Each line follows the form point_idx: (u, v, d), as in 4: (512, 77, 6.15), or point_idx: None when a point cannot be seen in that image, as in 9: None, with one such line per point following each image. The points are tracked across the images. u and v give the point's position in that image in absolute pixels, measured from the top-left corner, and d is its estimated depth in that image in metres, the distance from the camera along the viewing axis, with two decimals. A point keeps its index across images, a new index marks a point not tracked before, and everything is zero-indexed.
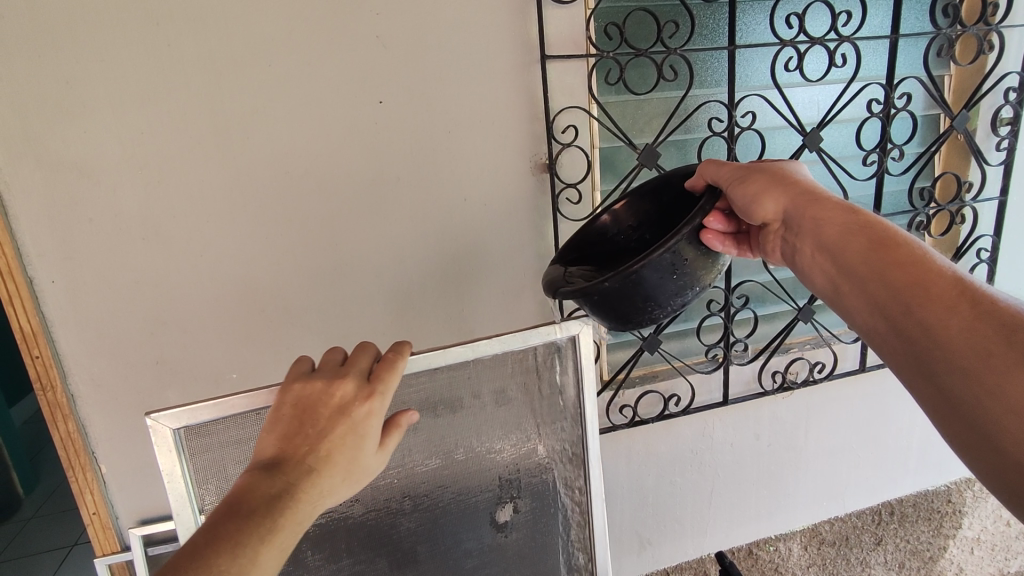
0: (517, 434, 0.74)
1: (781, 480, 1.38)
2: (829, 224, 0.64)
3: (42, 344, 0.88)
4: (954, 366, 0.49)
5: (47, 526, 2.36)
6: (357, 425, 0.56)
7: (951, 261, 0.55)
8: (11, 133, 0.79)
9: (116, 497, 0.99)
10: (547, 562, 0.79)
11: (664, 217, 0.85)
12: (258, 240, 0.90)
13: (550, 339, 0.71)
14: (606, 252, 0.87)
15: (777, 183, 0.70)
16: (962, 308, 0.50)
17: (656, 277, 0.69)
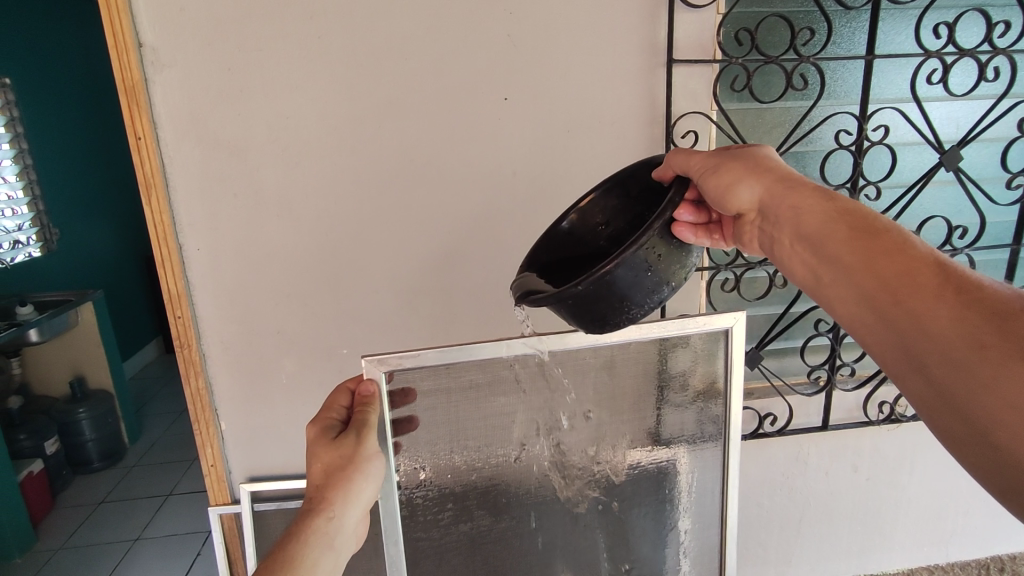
0: (664, 413, 0.84)
1: (878, 517, 1.31)
2: (808, 212, 0.59)
3: (184, 306, 0.96)
4: (946, 360, 0.45)
5: (146, 475, 2.58)
6: (313, 450, 0.68)
7: (929, 244, 0.52)
8: (179, 112, 0.88)
9: (232, 454, 1.07)
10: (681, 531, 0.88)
11: (635, 212, 0.78)
12: (381, 224, 0.95)
13: (707, 327, 0.80)
14: (569, 257, 0.79)
15: (751, 168, 0.64)
16: (946, 296, 0.47)
17: (631, 276, 0.62)
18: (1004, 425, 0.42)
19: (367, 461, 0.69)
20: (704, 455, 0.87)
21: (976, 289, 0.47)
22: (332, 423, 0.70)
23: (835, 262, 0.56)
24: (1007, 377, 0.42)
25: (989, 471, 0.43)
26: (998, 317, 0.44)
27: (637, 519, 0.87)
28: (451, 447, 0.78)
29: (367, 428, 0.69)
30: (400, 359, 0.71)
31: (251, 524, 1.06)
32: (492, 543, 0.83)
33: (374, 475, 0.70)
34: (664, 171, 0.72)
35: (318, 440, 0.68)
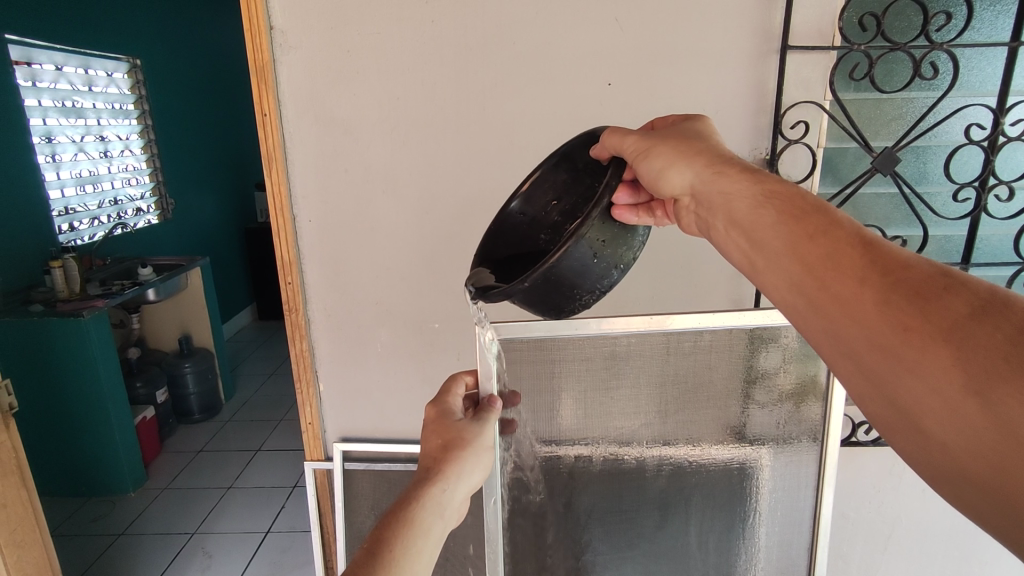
0: (758, 405, 0.82)
1: (977, 543, 1.22)
2: (736, 198, 0.56)
3: (295, 273, 1.03)
4: (875, 349, 0.46)
5: (239, 429, 2.79)
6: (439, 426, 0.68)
7: (852, 216, 0.51)
8: (301, 92, 0.94)
9: (327, 413, 1.15)
10: (768, 531, 0.86)
11: (586, 184, 0.76)
12: (478, 204, 0.98)
13: None
14: (521, 237, 0.77)
15: (681, 150, 0.60)
16: (872, 280, 0.47)
17: (578, 265, 0.59)
18: (931, 409, 0.43)
19: (481, 447, 0.67)
20: (799, 454, 0.84)
21: (901, 269, 0.47)
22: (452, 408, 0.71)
23: (767, 249, 0.54)
24: (930, 362, 0.43)
25: (921, 452, 0.45)
26: (920, 297, 0.45)
27: (723, 512, 0.86)
28: (550, 423, 0.82)
29: (488, 419, 0.70)
30: (512, 332, 0.77)
31: (342, 481, 1.13)
32: (582, 524, 0.85)
33: (483, 462, 0.68)
34: (603, 149, 0.69)
35: (438, 419, 0.69)
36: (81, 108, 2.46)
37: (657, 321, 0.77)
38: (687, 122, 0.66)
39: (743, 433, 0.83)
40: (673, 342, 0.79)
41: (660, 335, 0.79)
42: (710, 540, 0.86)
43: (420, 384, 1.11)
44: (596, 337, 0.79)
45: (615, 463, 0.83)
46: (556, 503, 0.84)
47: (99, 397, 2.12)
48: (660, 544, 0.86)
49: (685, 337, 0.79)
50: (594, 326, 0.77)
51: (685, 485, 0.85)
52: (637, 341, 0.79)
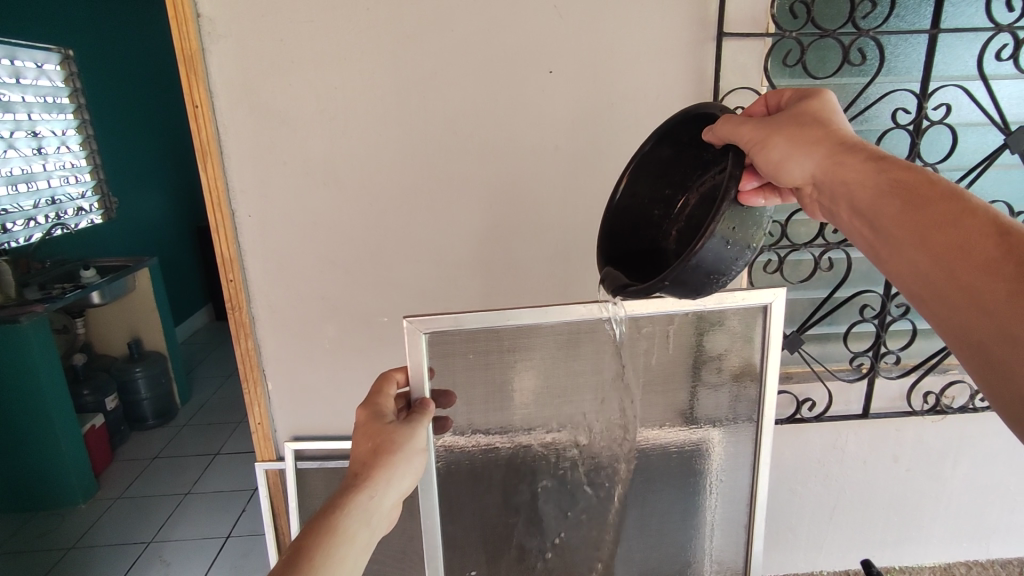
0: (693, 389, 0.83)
1: (916, 509, 1.28)
2: (862, 188, 0.57)
3: (236, 270, 1.00)
4: (1002, 336, 0.46)
5: (196, 433, 2.72)
6: (371, 430, 0.67)
7: (988, 204, 0.51)
8: (234, 82, 0.91)
9: (277, 413, 1.12)
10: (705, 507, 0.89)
11: (693, 155, 0.75)
12: (424, 195, 0.97)
13: (746, 304, 0.78)
14: (633, 219, 0.77)
15: (799, 141, 0.61)
16: (1004, 268, 0.47)
17: (713, 253, 0.60)
18: None
19: (411, 452, 0.67)
20: (736, 434, 0.86)
21: None
22: (385, 408, 0.70)
23: (892, 240, 0.55)
24: None
25: None
26: None
27: (663, 494, 0.89)
28: (490, 415, 0.80)
29: (418, 422, 0.69)
30: (445, 326, 0.72)
31: (295, 481, 1.11)
32: (529, 513, 0.86)
33: (415, 469, 0.68)
34: (710, 136, 0.67)
35: (369, 421, 0.68)
36: (9, 101, 2.31)
37: (593, 309, 0.75)
38: (806, 102, 0.65)
39: (682, 417, 0.85)
40: (609, 330, 0.78)
41: (594, 321, 0.77)
42: (653, 520, 0.89)
43: (372, 378, 1.10)
44: (532, 326, 0.76)
45: (559, 451, 0.84)
46: (502, 491, 0.85)
47: (41, 406, 2.03)
48: (605, 529, 0.88)
49: (619, 326, 0.78)
50: (528, 315, 0.74)
51: (625, 469, 0.87)
52: (574, 330, 0.77)
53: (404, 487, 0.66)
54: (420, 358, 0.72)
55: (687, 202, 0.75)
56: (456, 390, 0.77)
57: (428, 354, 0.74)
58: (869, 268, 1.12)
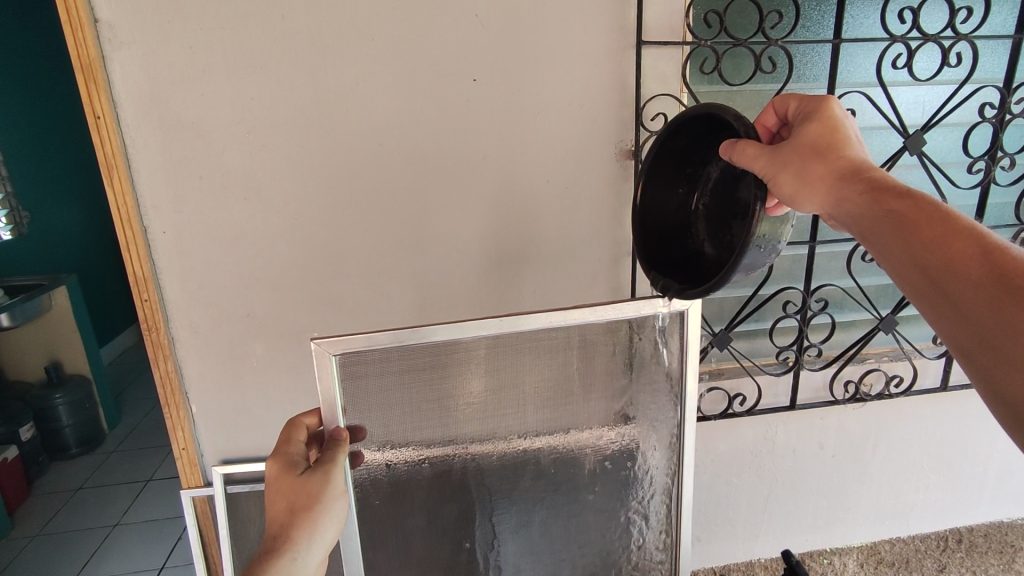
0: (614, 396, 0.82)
1: (843, 492, 1.35)
2: (866, 216, 0.61)
3: (151, 289, 0.95)
4: (984, 347, 0.50)
5: (125, 460, 2.56)
6: (284, 486, 0.65)
7: (978, 222, 0.54)
8: (140, 92, 0.86)
9: (203, 437, 1.07)
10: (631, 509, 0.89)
11: (704, 140, 0.76)
12: (350, 206, 0.95)
13: (662, 311, 0.76)
14: (660, 211, 0.80)
15: (805, 169, 0.64)
16: (983, 284, 0.51)
17: (751, 259, 0.65)
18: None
19: (333, 499, 0.66)
20: (657, 438, 0.86)
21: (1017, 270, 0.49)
22: (296, 458, 0.68)
23: (892, 260, 0.59)
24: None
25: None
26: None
27: (587, 500, 0.87)
28: (408, 435, 0.75)
29: (333, 464, 0.67)
30: (355, 348, 0.68)
31: (225, 507, 1.06)
32: (454, 528, 0.83)
33: (337, 513, 0.68)
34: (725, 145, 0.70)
35: (282, 475, 0.66)
36: None
37: (510, 322, 0.72)
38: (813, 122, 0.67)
39: (603, 422, 0.84)
40: (527, 341, 0.75)
41: (512, 333, 0.74)
42: (579, 527, 0.88)
43: (305, 396, 1.06)
44: (447, 342, 0.71)
45: (479, 465, 0.81)
46: (425, 509, 0.82)
47: None
48: (531, 537, 0.87)
49: (537, 337, 0.75)
50: (442, 331, 0.70)
51: (547, 479, 0.85)
52: (490, 344, 0.74)
53: (327, 540, 0.66)
54: (330, 383, 0.68)
55: (701, 202, 0.77)
56: (369, 414, 0.72)
57: (339, 377, 0.69)
58: (790, 266, 1.17)
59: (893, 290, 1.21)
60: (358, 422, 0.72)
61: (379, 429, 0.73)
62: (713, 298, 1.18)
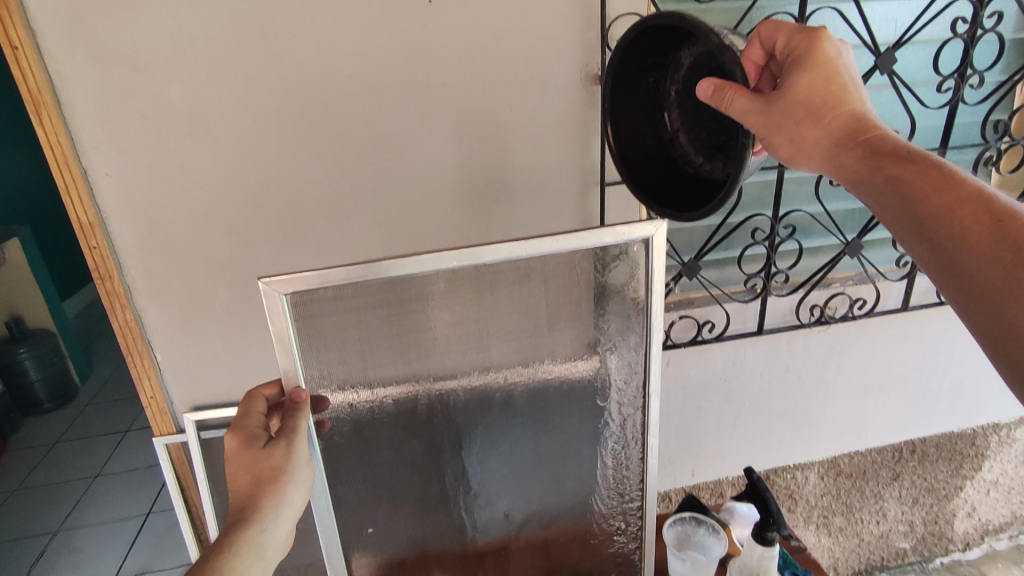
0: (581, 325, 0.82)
1: (807, 411, 1.41)
2: (862, 177, 0.63)
3: (99, 235, 0.90)
4: (993, 314, 0.53)
5: (101, 412, 2.55)
6: (248, 459, 0.69)
7: (990, 187, 0.56)
8: (61, 19, 0.78)
9: (171, 385, 1.05)
10: (601, 438, 0.90)
11: (666, 41, 0.70)
12: (306, 142, 0.90)
13: (626, 237, 0.75)
14: (637, 125, 0.78)
15: (804, 130, 0.62)
16: (1003, 253, 0.53)
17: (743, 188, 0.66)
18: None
19: (296, 468, 0.70)
20: (625, 366, 0.86)
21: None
22: (256, 431, 0.71)
23: (899, 224, 0.61)
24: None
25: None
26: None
27: (554, 431, 0.88)
28: (371, 374, 0.75)
29: (296, 434, 0.70)
30: (306, 286, 0.67)
31: (201, 453, 1.07)
32: (422, 466, 0.83)
33: (302, 485, 0.71)
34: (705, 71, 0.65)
35: (244, 448, 0.69)
36: None
37: (468, 254, 0.70)
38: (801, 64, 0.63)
39: (566, 353, 0.84)
40: (486, 273, 0.74)
41: (471, 266, 0.72)
42: (548, 458, 0.89)
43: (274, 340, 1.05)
44: (404, 277, 0.70)
45: (443, 400, 0.81)
46: (392, 446, 0.81)
47: None
48: (501, 470, 0.88)
49: (496, 268, 0.74)
50: (396, 266, 0.68)
51: (512, 411, 0.85)
52: (449, 277, 0.72)
53: (297, 505, 0.70)
54: (282, 322, 0.67)
55: (672, 119, 0.74)
56: (327, 353, 0.71)
57: (293, 316, 0.68)
58: (760, 192, 1.17)
59: (860, 215, 1.22)
60: (317, 360, 0.71)
61: (341, 369, 0.73)
62: (683, 228, 1.17)
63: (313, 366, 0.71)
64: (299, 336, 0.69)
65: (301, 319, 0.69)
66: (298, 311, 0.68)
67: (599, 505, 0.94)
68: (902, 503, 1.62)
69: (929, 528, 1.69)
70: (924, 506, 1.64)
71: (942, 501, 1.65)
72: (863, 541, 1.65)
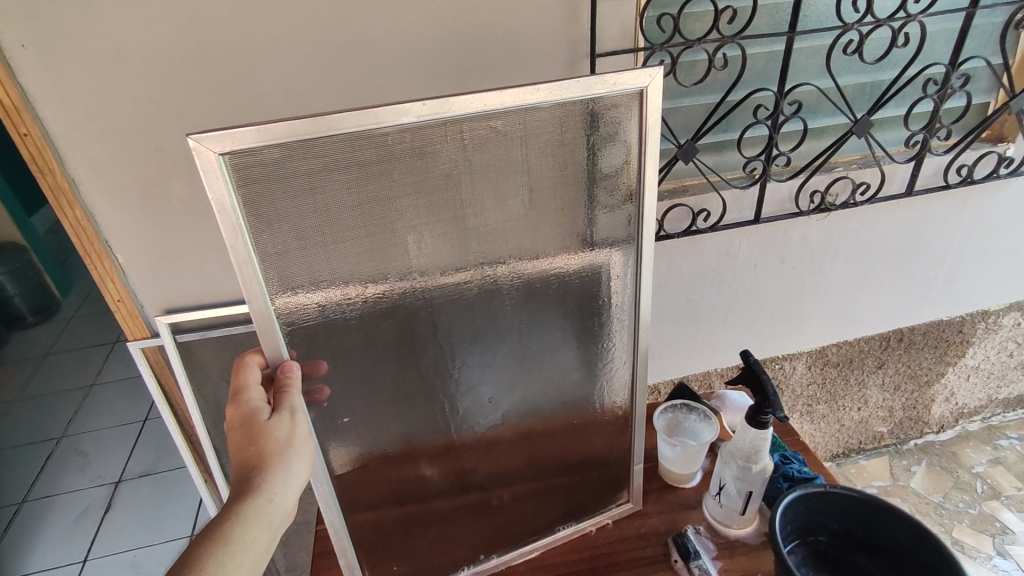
0: (568, 209, 0.76)
1: (799, 302, 1.39)
2: None
3: (28, 121, 0.81)
4: None
5: (88, 324, 2.54)
6: (252, 435, 0.64)
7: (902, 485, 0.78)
8: None
9: (137, 287, 0.99)
10: (590, 333, 0.87)
11: None
12: (253, 7, 0.78)
13: (616, 89, 0.67)
14: None
15: None
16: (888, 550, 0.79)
17: None
18: None
19: (300, 442, 0.68)
20: (614, 256, 0.81)
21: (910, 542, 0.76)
22: (258, 403, 0.67)
23: None
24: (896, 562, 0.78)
25: None
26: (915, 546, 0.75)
27: (539, 314, 0.83)
28: (335, 259, 0.67)
29: (296, 407, 0.68)
30: (247, 145, 0.57)
31: (179, 354, 1.05)
32: (398, 356, 0.78)
33: (306, 456, 0.69)
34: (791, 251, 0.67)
35: (248, 421, 0.65)
36: None
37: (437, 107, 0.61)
38: None
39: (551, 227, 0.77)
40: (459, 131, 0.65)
41: (440, 122, 0.64)
42: (534, 344, 0.85)
43: None
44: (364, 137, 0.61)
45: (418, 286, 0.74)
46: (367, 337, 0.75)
47: None
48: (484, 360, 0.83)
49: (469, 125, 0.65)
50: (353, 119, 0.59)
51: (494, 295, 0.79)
52: (417, 137, 0.64)
53: (302, 477, 0.68)
54: (222, 189, 0.58)
55: None
56: (289, 226, 0.63)
57: (233, 182, 0.59)
58: (764, 65, 1.06)
59: (871, 91, 1.12)
60: (271, 240, 0.63)
61: (300, 250, 0.65)
62: (679, 107, 1.08)
63: (271, 244, 0.63)
64: (244, 211, 0.60)
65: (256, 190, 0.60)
66: (246, 182, 0.59)
67: (589, 393, 0.90)
68: (884, 390, 1.65)
69: (907, 413, 1.74)
70: (904, 393, 1.68)
71: (922, 387, 1.69)
72: (845, 426, 1.70)
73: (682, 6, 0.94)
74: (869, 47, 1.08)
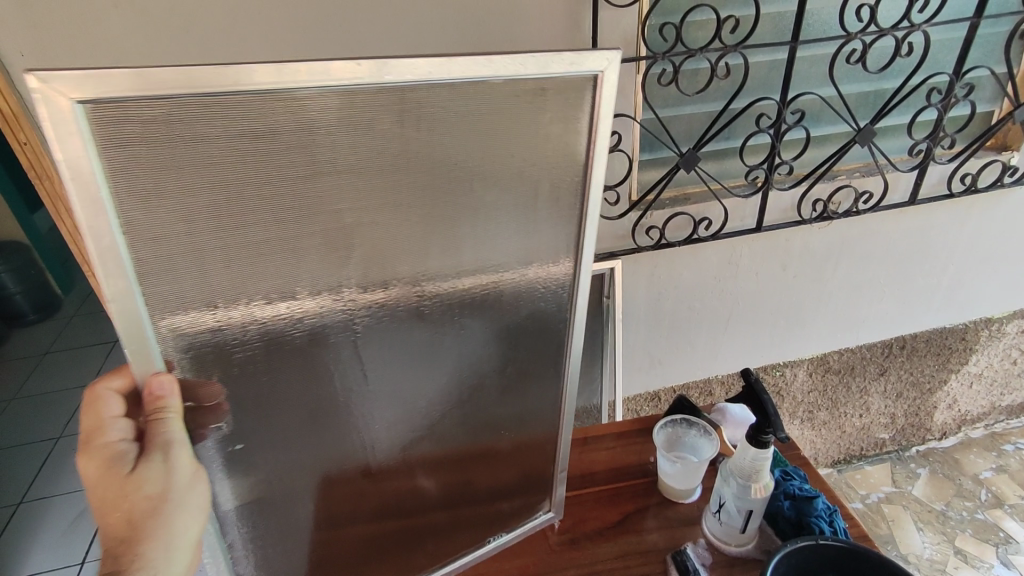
0: (506, 219, 0.59)
1: (801, 310, 1.38)
2: None
3: (26, 129, 0.81)
4: None
5: (88, 323, 2.55)
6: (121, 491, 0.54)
7: None
8: None
9: None
10: (525, 366, 0.72)
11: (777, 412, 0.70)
12: (254, 14, 0.78)
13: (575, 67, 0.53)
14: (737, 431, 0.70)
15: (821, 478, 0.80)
16: None
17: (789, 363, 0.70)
18: None
19: (186, 492, 0.54)
20: (549, 271, 0.66)
21: None
22: (120, 447, 0.55)
23: None
24: None
25: None
26: None
27: (473, 355, 0.68)
28: (242, 279, 0.50)
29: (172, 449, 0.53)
30: (120, 96, 0.40)
31: None
32: (299, 416, 0.61)
33: (199, 507, 0.56)
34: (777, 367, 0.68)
35: (107, 477, 0.53)
36: None
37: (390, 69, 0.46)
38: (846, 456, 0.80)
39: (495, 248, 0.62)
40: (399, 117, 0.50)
41: (385, 94, 0.48)
42: (465, 389, 0.70)
43: None
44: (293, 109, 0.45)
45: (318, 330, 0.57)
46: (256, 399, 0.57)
47: None
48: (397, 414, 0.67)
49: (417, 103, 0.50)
50: (277, 70, 0.43)
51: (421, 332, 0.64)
52: (348, 118, 0.48)
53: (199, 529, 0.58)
54: (71, 145, 0.39)
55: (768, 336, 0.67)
56: (163, 225, 0.45)
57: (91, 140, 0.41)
58: (766, 73, 1.05)
59: (875, 100, 1.11)
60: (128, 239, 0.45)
61: (164, 268, 0.47)
62: (681, 114, 1.08)
63: (132, 253, 0.45)
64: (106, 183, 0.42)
65: (133, 159, 0.43)
66: (112, 144, 0.42)
67: (531, 441, 0.77)
68: (886, 397, 1.64)
69: (909, 420, 1.73)
70: (906, 400, 1.67)
71: (925, 394, 1.68)
72: (846, 433, 1.69)
73: (685, 15, 0.93)
74: (873, 55, 1.07)
